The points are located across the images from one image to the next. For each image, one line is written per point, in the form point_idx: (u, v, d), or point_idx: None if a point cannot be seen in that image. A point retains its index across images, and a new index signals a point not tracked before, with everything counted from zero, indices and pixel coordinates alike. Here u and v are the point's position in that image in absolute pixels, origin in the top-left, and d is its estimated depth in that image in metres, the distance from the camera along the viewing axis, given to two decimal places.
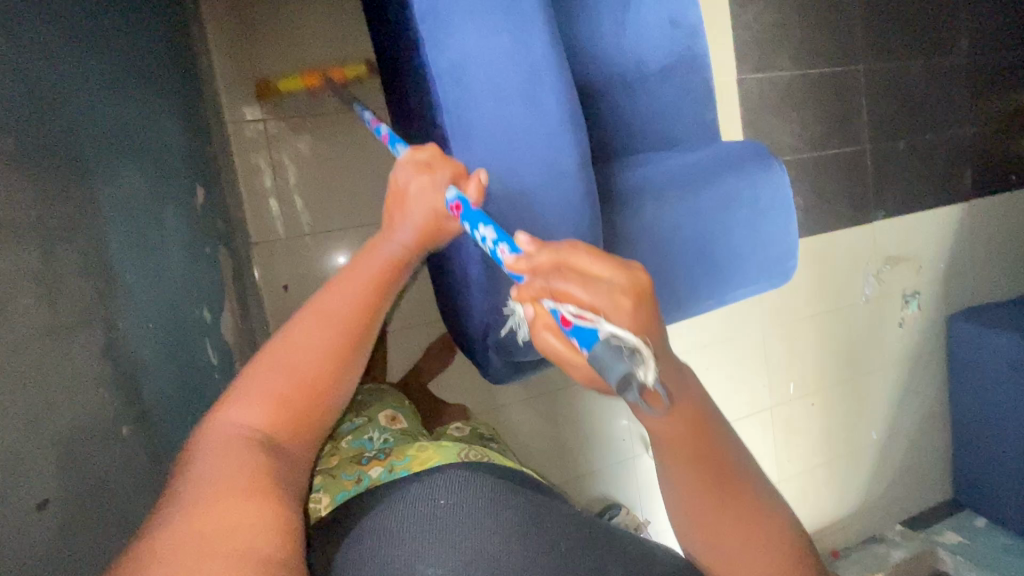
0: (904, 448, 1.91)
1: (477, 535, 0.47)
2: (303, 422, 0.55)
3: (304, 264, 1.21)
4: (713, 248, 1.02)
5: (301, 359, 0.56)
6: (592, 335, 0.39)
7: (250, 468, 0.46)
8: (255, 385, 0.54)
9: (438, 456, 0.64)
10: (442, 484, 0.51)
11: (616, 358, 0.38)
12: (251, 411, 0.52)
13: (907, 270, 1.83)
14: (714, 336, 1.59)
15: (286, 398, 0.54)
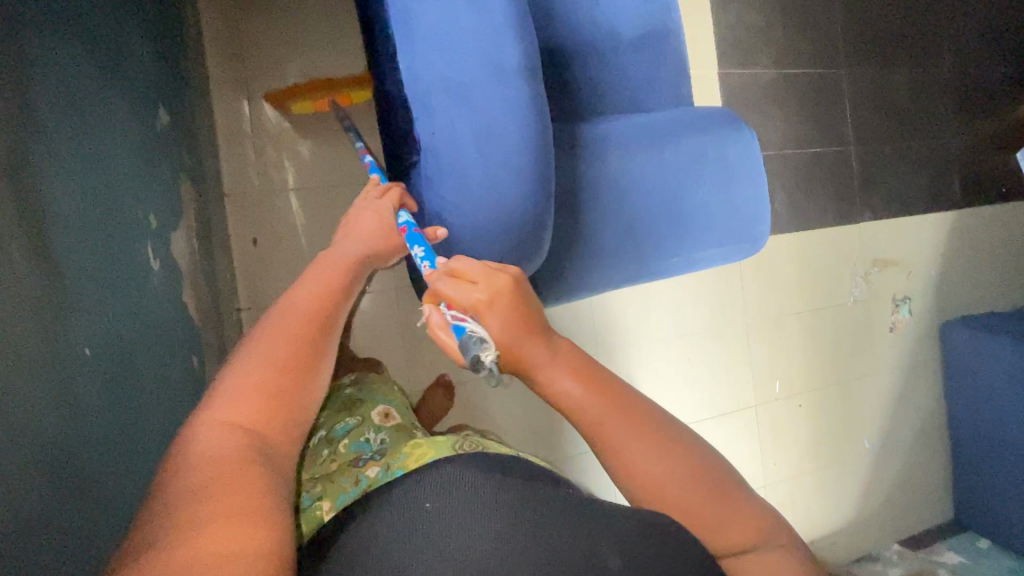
0: (900, 461, 1.82)
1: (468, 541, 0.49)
2: (292, 416, 0.59)
3: (275, 219, 1.20)
4: (679, 204, 1.01)
5: (284, 359, 0.62)
6: (465, 327, 0.59)
7: (242, 462, 0.50)
8: (246, 382, 0.58)
9: (434, 453, 0.65)
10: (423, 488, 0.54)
11: (471, 342, 0.58)
12: (242, 408, 0.55)
13: (897, 275, 1.80)
14: (694, 326, 1.56)
15: (274, 394, 0.58)
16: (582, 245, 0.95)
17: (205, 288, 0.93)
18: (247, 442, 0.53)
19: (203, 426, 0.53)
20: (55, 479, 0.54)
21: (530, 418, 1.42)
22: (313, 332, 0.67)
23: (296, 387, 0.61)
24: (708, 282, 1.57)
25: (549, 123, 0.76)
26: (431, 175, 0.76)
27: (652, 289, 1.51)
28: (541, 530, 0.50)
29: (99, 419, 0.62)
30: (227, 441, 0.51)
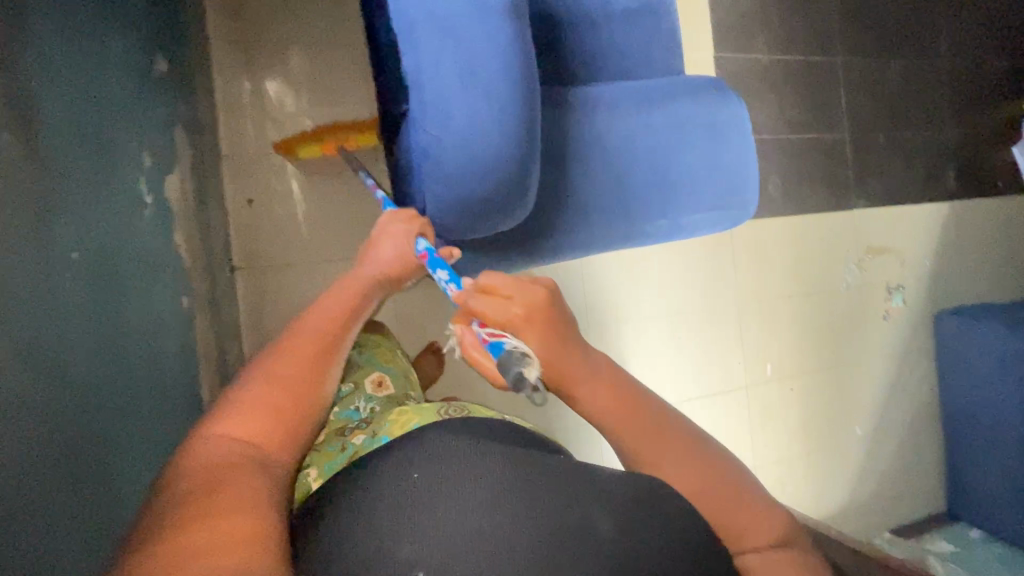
0: (892, 449, 1.82)
1: (459, 513, 0.50)
2: (295, 434, 0.60)
3: (271, 182, 1.22)
4: (668, 168, 1.02)
5: (287, 380, 0.62)
6: (503, 342, 0.58)
7: (239, 473, 0.51)
8: (249, 402, 0.59)
9: (417, 419, 0.66)
10: (413, 459, 0.56)
11: (513, 360, 0.56)
12: (244, 429, 0.57)
13: (890, 262, 1.80)
14: (685, 305, 1.56)
15: (278, 415, 0.60)
16: (570, 202, 0.96)
17: (196, 235, 0.94)
18: (247, 462, 0.53)
19: (207, 442, 0.54)
20: (42, 379, 0.56)
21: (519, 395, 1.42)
22: (320, 352, 0.67)
23: (298, 407, 0.61)
24: (701, 263, 1.58)
25: (535, 73, 0.79)
26: (419, 113, 0.75)
27: (644, 267, 1.52)
28: (531, 496, 0.51)
29: (87, 334, 0.64)
30: (229, 453, 0.53)
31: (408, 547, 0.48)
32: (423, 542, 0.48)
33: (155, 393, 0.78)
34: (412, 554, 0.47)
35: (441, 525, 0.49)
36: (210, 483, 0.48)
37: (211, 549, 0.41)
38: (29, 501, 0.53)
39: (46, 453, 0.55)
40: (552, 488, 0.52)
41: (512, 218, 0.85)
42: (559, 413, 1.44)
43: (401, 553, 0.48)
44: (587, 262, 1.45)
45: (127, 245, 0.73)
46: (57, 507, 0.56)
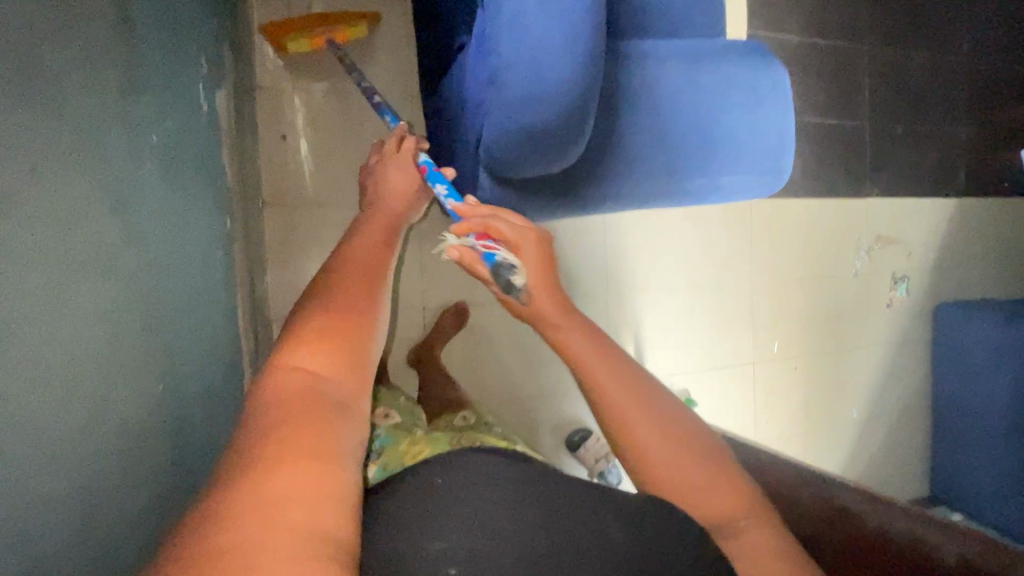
0: (883, 432, 1.88)
1: (485, 512, 0.52)
2: (362, 364, 0.52)
3: (303, 119, 1.21)
4: (710, 128, 1.03)
5: (348, 310, 0.54)
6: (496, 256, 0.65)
7: (312, 417, 0.45)
8: (314, 332, 0.51)
9: (430, 450, 0.72)
10: (434, 470, 0.59)
11: (505, 270, 0.65)
12: (310, 359, 0.49)
13: (898, 252, 1.83)
14: (701, 276, 1.58)
15: (342, 345, 0.51)
16: (614, 154, 0.96)
17: (238, 158, 0.94)
18: (320, 401, 0.46)
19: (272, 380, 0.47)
20: (118, 265, 0.56)
21: (533, 362, 1.43)
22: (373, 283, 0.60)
23: (364, 340, 0.53)
24: (719, 238, 1.60)
25: (602, 10, 0.79)
26: (492, 32, 0.75)
27: (664, 237, 1.53)
28: (547, 499, 0.55)
29: (155, 233, 0.64)
30: (298, 390, 0.46)
31: (438, 544, 0.49)
32: (453, 540, 0.49)
33: (205, 305, 0.79)
34: (440, 549, 0.48)
35: (467, 523, 0.51)
36: (281, 432, 0.42)
37: (303, 522, 0.38)
38: (105, 377, 0.54)
39: (120, 336, 0.56)
40: (563, 492, 0.56)
41: (564, 161, 0.86)
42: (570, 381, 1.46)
43: (431, 550, 0.49)
44: (609, 227, 1.47)
45: (184, 152, 0.73)
46: (129, 393, 0.58)
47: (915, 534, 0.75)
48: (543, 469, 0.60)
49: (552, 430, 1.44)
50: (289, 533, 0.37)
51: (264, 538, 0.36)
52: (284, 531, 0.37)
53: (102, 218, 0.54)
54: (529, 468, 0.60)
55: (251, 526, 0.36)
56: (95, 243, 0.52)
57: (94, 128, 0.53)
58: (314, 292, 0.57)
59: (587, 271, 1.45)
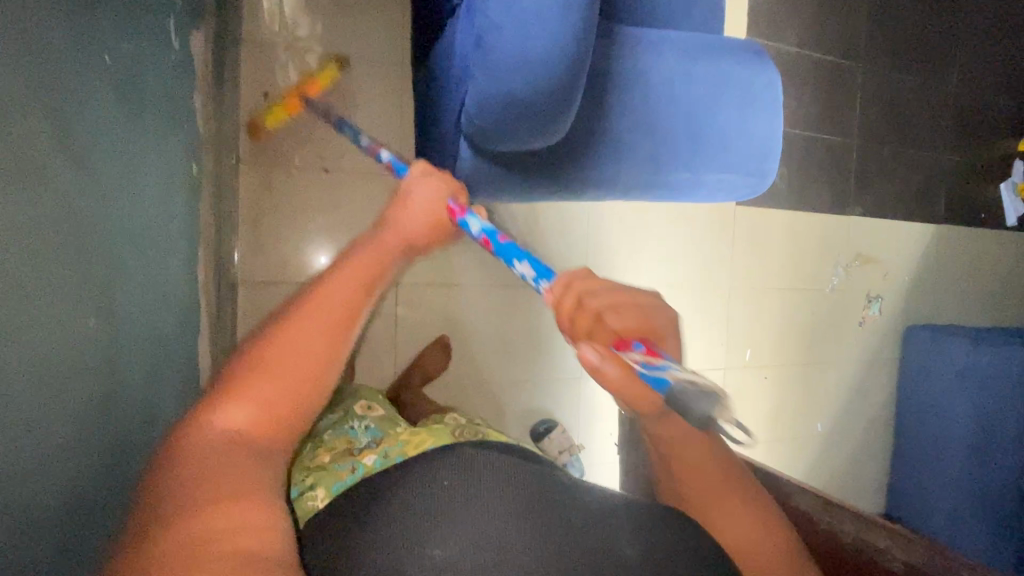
0: (846, 448, 1.91)
1: (487, 523, 0.56)
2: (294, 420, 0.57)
3: (286, 79, 1.18)
4: (699, 121, 1.02)
5: (291, 371, 0.57)
6: (671, 376, 0.53)
7: (241, 463, 0.51)
8: (253, 386, 0.55)
9: (433, 441, 0.68)
10: (444, 467, 0.61)
11: (700, 396, 0.50)
12: (244, 412, 0.54)
13: (874, 272, 1.86)
14: (680, 279, 1.58)
15: (276, 406, 0.56)
16: (599, 135, 0.95)
17: (207, 111, 0.92)
18: (248, 454, 0.52)
19: (208, 427, 0.53)
20: (50, 180, 0.53)
21: (509, 353, 1.41)
22: (327, 332, 0.60)
23: (300, 401, 0.57)
24: (701, 241, 1.60)
25: None
26: None
27: (645, 233, 1.53)
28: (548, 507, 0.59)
29: (105, 173, 0.63)
30: (229, 439, 0.52)
31: (437, 551, 0.53)
32: (453, 548, 0.53)
33: (161, 256, 0.77)
34: (444, 557, 0.52)
35: (467, 530, 0.55)
36: (210, 476, 0.48)
37: (232, 542, 0.43)
38: (18, 294, 0.50)
39: (55, 259, 0.54)
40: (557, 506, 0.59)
41: (548, 137, 0.85)
42: (547, 373, 1.45)
43: (428, 556, 0.52)
44: (591, 221, 1.46)
45: (145, 94, 0.71)
46: (59, 318, 0.55)
47: (866, 538, 0.75)
48: (527, 469, 0.63)
49: (522, 424, 1.43)
50: (225, 558, 0.42)
51: (195, 566, 0.41)
52: (219, 557, 0.42)
53: (36, 127, 0.51)
54: (530, 471, 0.63)
55: (194, 561, 0.41)
56: (23, 146, 0.49)
57: (33, 32, 0.51)
58: (258, 340, 0.58)
59: (565, 262, 1.44)
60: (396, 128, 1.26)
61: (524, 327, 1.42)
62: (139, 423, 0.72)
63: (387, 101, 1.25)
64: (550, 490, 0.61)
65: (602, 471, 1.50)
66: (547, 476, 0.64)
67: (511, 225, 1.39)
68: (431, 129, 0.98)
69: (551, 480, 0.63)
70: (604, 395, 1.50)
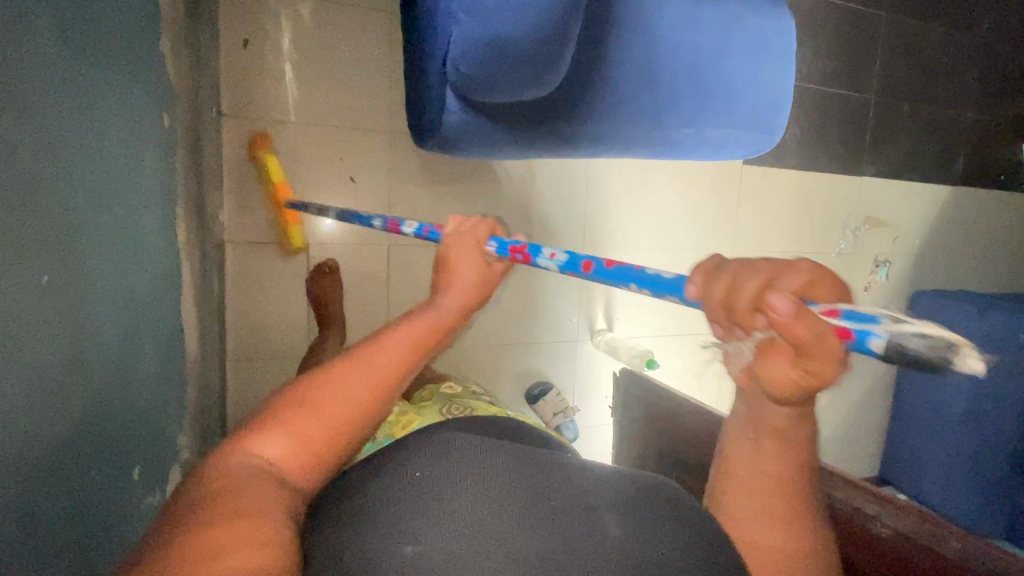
0: (843, 413, 1.90)
1: (463, 514, 0.53)
2: (324, 455, 0.54)
3: (270, 27, 1.11)
4: (704, 75, 0.96)
5: (329, 407, 0.54)
6: (874, 338, 0.34)
7: (256, 494, 0.47)
8: (286, 419, 0.53)
9: (419, 421, 0.80)
10: (415, 459, 0.60)
11: (926, 349, 0.33)
12: (276, 446, 0.52)
13: (883, 236, 1.80)
14: (682, 242, 1.54)
15: (306, 438, 0.53)
16: (597, 84, 0.88)
17: (181, 60, 0.87)
18: (271, 483, 0.49)
19: (243, 453, 0.51)
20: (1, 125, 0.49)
21: (505, 318, 1.40)
22: (374, 388, 0.57)
23: (332, 434, 0.54)
24: (705, 203, 1.55)
25: None
26: None
27: (648, 194, 1.48)
28: (537, 489, 0.57)
29: (63, 126, 0.59)
30: (254, 469, 0.49)
31: (411, 547, 0.50)
32: (427, 542, 0.51)
33: (133, 215, 0.74)
34: (415, 552, 0.50)
35: (443, 519, 0.53)
36: (220, 494, 0.45)
37: (223, 556, 0.39)
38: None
39: (20, 219, 0.52)
40: (547, 488, 0.58)
41: (530, 94, 0.81)
42: (544, 338, 1.44)
43: (402, 552, 0.50)
44: (590, 181, 1.41)
45: (105, 39, 0.67)
46: (27, 280, 0.54)
47: (854, 505, 0.74)
48: (509, 451, 0.62)
49: (519, 388, 1.43)
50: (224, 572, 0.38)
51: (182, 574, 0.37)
52: (218, 571, 0.38)
53: None
54: (512, 449, 0.62)
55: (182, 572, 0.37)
56: None
57: None
58: (306, 374, 0.58)
59: (564, 224, 1.40)
60: (387, 81, 1.20)
61: (519, 292, 1.40)
62: (113, 388, 0.70)
63: (378, 51, 1.18)
64: (540, 468, 0.60)
65: (599, 435, 1.52)
66: (529, 454, 0.62)
67: (507, 184, 1.34)
68: (415, 84, 0.92)
69: (541, 457, 0.63)
70: (601, 358, 1.49)
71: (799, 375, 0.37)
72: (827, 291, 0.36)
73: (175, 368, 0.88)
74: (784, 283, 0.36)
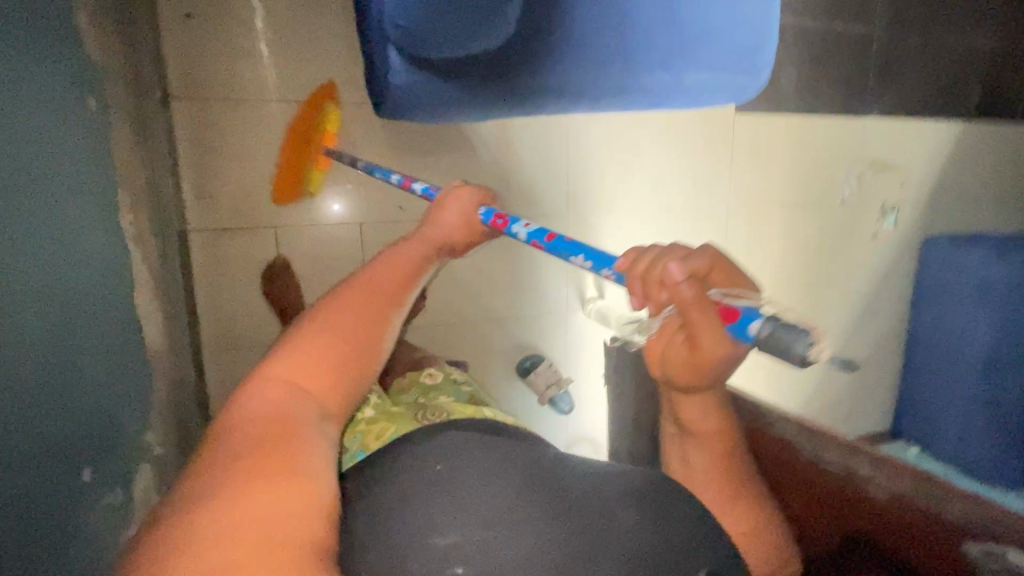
0: (853, 369, 1.84)
1: (487, 505, 0.52)
2: (346, 380, 0.59)
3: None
4: (676, 13, 0.88)
5: (340, 333, 0.60)
6: (751, 322, 0.48)
7: (290, 434, 0.50)
8: (305, 347, 0.58)
9: (395, 427, 0.66)
10: (433, 454, 0.58)
11: (792, 338, 0.45)
12: (299, 373, 0.56)
13: (890, 181, 1.70)
14: (674, 201, 1.47)
15: (327, 364, 0.58)
16: (556, 32, 0.80)
17: (110, 35, 0.81)
18: (302, 413, 0.53)
19: (269, 381, 0.55)
20: None
21: (490, 295, 1.35)
22: (373, 315, 0.63)
23: (349, 358, 0.59)
24: (697, 158, 1.47)
25: None
26: None
27: (635, 153, 1.40)
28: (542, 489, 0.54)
29: None
30: (284, 397, 0.54)
31: (442, 540, 0.49)
32: (458, 534, 0.49)
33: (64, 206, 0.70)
34: (447, 545, 0.48)
35: (468, 512, 0.51)
36: (254, 446, 0.48)
37: (268, 520, 0.41)
38: None
39: None
40: (554, 486, 0.55)
41: (479, 45, 0.77)
42: (533, 311, 1.39)
43: (434, 546, 0.48)
44: (571, 143, 1.34)
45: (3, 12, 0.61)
46: None
47: (848, 465, 0.69)
48: (521, 451, 0.59)
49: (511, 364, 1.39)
50: (260, 541, 0.40)
51: (229, 540, 0.39)
52: (259, 540, 0.40)
53: None
54: (519, 450, 0.59)
55: (226, 541, 0.39)
56: None
57: None
58: (315, 307, 0.63)
59: (546, 189, 1.34)
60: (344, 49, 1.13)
61: (503, 266, 1.34)
62: (62, 394, 0.67)
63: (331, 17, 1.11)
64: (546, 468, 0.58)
65: (596, 407, 1.48)
66: (533, 456, 0.59)
67: (483, 152, 1.27)
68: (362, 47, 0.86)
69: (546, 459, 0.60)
70: (593, 328, 1.44)
71: (691, 345, 0.51)
72: (721, 283, 0.52)
73: (139, 366, 0.85)
74: (693, 264, 0.51)
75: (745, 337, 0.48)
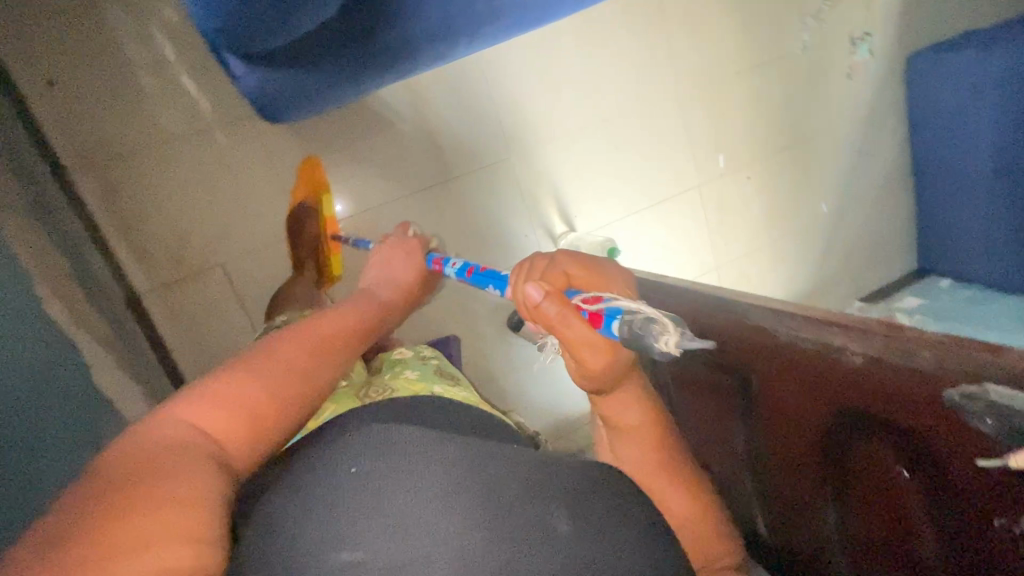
0: (860, 219, 1.74)
1: (412, 508, 0.44)
2: (268, 426, 0.48)
3: (68, 56, 0.99)
4: None
5: (276, 375, 0.50)
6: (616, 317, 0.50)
7: (185, 474, 0.40)
8: (224, 385, 0.47)
9: (334, 407, 0.66)
10: (350, 451, 0.48)
11: (643, 329, 0.46)
12: (211, 414, 0.45)
13: (852, 7, 1.53)
14: (617, 107, 1.37)
15: (251, 410, 0.47)
16: None
17: None
18: (202, 456, 0.42)
19: (168, 422, 0.44)
20: None
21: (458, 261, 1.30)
22: (317, 354, 0.54)
23: (278, 403, 0.49)
24: (628, 52, 1.35)
25: None
26: None
27: (560, 69, 1.30)
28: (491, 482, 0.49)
29: None
30: (186, 437, 0.43)
31: (349, 555, 0.42)
32: (367, 549, 0.42)
33: None
34: (352, 561, 0.42)
35: (384, 521, 0.44)
36: (133, 478, 0.38)
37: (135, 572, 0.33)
38: None
39: None
40: (508, 483, 0.49)
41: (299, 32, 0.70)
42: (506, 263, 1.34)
43: (338, 562, 0.41)
44: (488, 81, 1.25)
45: None
46: None
47: (822, 340, 0.62)
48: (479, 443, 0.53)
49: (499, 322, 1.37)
50: None
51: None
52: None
53: None
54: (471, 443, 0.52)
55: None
56: None
57: None
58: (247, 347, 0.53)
59: (478, 137, 1.27)
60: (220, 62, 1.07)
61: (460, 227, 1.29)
62: None
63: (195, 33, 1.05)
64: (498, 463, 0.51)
65: None
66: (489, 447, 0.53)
67: (400, 121, 1.20)
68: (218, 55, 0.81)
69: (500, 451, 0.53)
70: None
71: (576, 359, 0.55)
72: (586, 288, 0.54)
73: None
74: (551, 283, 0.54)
75: (613, 333, 0.50)
